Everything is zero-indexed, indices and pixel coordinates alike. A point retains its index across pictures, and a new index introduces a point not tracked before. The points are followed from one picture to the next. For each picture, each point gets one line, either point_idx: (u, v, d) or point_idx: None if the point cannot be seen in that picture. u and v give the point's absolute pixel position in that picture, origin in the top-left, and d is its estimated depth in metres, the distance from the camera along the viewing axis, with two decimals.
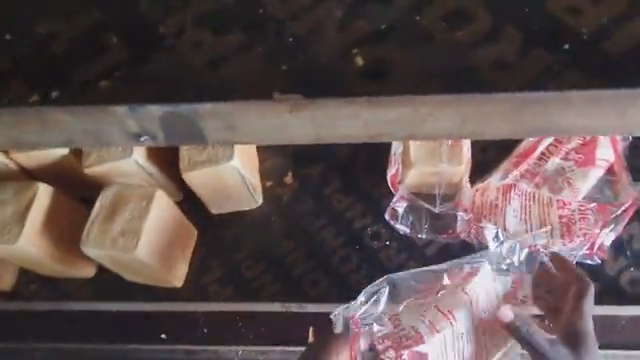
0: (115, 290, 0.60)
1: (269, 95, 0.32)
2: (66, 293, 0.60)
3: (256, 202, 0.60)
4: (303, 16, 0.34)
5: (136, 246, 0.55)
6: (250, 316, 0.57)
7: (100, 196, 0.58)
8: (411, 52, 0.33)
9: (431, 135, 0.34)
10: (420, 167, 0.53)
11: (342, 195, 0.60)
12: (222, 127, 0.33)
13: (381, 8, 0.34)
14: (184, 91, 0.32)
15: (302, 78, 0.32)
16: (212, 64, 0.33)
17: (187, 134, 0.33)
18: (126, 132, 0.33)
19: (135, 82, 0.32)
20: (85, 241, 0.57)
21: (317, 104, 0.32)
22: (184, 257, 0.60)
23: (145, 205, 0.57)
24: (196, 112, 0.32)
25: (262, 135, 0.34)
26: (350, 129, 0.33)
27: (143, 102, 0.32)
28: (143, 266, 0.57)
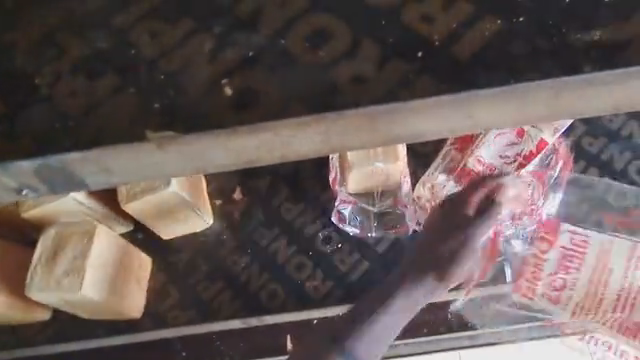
0: (86, 324, 0.71)
1: (143, 134, 0.34)
2: (39, 335, 0.70)
3: (207, 222, 0.72)
4: (173, 52, 0.36)
5: (80, 283, 0.62)
6: (220, 333, 0.70)
7: (40, 241, 0.63)
8: (274, 77, 0.34)
9: (302, 155, 0.35)
10: (357, 167, 0.66)
11: (291, 204, 0.74)
12: (95, 171, 0.35)
13: (248, 35, 0.36)
14: (58, 140, 0.34)
15: (174, 115, 0.34)
16: (87, 109, 0.35)
17: (65, 183, 0.36)
18: (5, 187, 0.35)
19: (10, 138, 0.35)
20: (30, 284, 0.62)
21: (186, 141, 0.33)
22: (137, 288, 0.70)
23: (86, 241, 0.63)
24: (64, 162, 0.34)
25: (140, 174, 0.35)
26: (218, 157, 0.34)
27: (14, 159, 0.34)
28: (91, 301, 0.64)
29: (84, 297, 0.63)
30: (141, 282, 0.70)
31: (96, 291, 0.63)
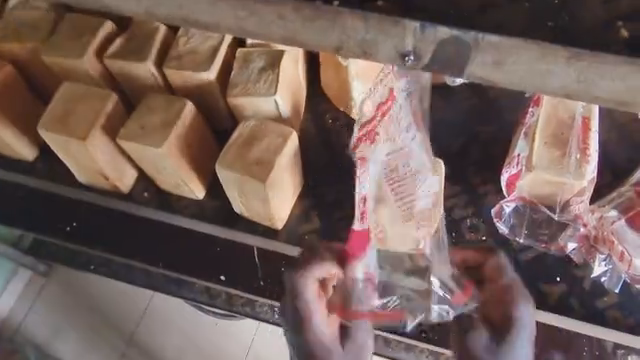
0: (226, 218, 0.78)
1: (523, 33, 0.38)
2: (187, 208, 0.78)
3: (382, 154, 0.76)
4: (504, 6, 0.39)
5: (268, 176, 0.65)
6: None
7: (240, 126, 0.68)
8: (602, 38, 0.37)
9: (607, 93, 0.38)
10: (541, 172, 0.67)
11: (449, 183, 0.76)
12: (435, 52, 0.39)
13: (574, 17, 0.38)
14: (420, 9, 0.39)
15: (536, 32, 0.38)
16: (421, 25, 0.38)
17: (430, 53, 0.39)
18: (330, 36, 0.40)
19: (347, 5, 0.39)
20: (221, 161, 0.67)
21: (544, 45, 0.37)
22: (289, 202, 0.75)
23: (282, 141, 0.67)
24: (432, 31, 0.38)
25: (495, 78, 0.40)
26: (558, 80, 0.38)
27: (371, 9, 0.38)
28: (263, 196, 0.68)
29: (261, 190, 0.66)
30: (291, 200, 0.76)
31: (272, 189, 0.67)
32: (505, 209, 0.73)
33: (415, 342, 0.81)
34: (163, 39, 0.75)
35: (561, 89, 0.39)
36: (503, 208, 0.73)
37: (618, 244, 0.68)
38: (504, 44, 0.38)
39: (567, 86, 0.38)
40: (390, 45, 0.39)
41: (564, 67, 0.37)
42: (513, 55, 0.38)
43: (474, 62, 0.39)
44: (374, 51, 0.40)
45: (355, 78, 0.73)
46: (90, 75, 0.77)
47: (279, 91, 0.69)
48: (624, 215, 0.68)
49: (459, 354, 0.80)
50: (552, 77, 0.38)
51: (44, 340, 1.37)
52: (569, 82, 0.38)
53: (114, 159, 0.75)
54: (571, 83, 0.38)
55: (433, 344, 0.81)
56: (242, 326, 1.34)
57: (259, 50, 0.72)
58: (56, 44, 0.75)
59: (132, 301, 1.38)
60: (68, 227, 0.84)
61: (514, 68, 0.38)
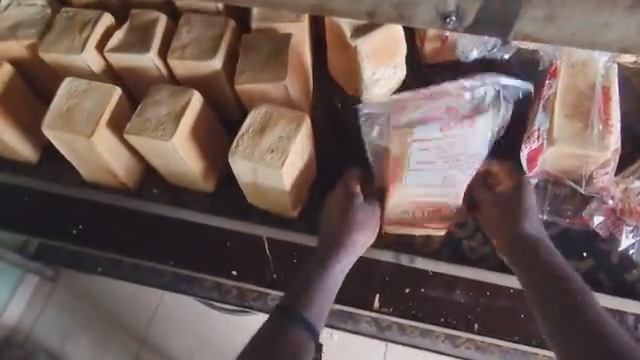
0: (240, 211, 0.76)
1: None
2: (199, 202, 0.77)
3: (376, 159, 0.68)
4: None
5: (283, 163, 0.63)
6: (377, 263, 0.76)
7: (253, 113, 0.65)
8: None
9: None
10: (562, 144, 0.65)
11: None
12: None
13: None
14: None
15: None
16: None
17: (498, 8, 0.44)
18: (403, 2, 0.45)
19: None
20: (233, 151, 0.65)
21: None
22: (304, 190, 0.74)
23: (294, 128, 0.65)
24: None
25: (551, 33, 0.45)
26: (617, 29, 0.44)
27: None
28: (278, 185, 0.66)
29: (277, 179, 0.65)
30: (306, 187, 0.74)
31: (287, 178, 0.65)
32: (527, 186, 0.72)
33: (436, 328, 0.76)
34: (163, 28, 0.72)
35: (618, 42, 0.45)
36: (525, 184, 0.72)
37: None
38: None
39: (626, 36, 0.44)
40: (430, 7, 0.45)
41: (623, 19, 0.43)
42: (567, 9, 0.43)
43: (523, 20, 0.44)
44: (414, 11, 0.46)
45: (366, 60, 0.71)
46: (90, 71, 0.74)
47: (288, 75, 0.67)
48: None
49: (482, 338, 0.75)
50: (608, 28, 0.44)
51: (55, 344, 1.34)
52: (629, 32, 0.44)
53: (120, 154, 0.73)
54: (631, 36, 0.44)
55: (453, 329, 0.75)
56: (253, 322, 1.33)
57: (264, 35, 0.70)
58: (53, 40, 0.73)
59: (143, 300, 1.37)
60: (74, 230, 0.81)
61: (570, 22, 0.44)
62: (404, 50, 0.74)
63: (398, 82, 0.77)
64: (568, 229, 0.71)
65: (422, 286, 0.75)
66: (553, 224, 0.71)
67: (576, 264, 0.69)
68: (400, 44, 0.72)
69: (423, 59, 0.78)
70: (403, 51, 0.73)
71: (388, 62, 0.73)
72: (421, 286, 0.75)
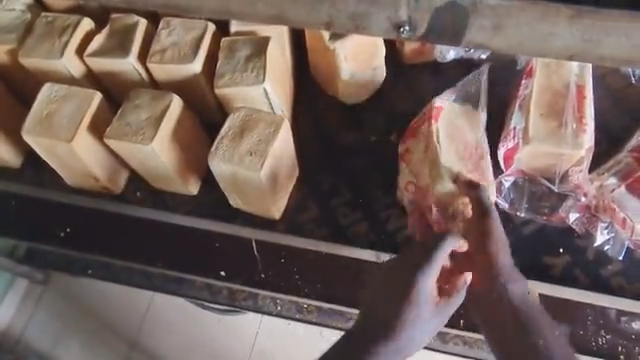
0: (223, 213, 0.77)
1: None
2: (180, 204, 0.77)
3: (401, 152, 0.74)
4: None
5: (261, 166, 0.64)
6: None
7: (232, 116, 0.66)
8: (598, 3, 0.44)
9: (599, 57, 0.46)
10: (538, 142, 0.66)
11: None
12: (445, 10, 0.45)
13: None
14: None
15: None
16: None
17: (451, 20, 0.45)
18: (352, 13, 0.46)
19: None
20: (213, 155, 0.65)
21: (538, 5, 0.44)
22: (286, 192, 0.75)
23: (273, 131, 0.65)
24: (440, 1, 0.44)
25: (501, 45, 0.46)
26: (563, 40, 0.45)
27: None
28: (257, 187, 0.66)
29: (256, 181, 0.65)
30: (288, 187, 0.75)
31: (265, 180, 0.65)
32: (504, 184, 0.73)
33: None
34: (143, 33, 0.73)
35: (565, 49, 0.45)
36: (502, 183, 0.73)
37: (619, 213, 0.69)
38: (503, 8, 0.44)
39: (570, 46, 0.45)
40: (383, 19, 0.46)
41: (567, 27, 0.44)
42: (513, 18, 0.44)
43: (472, 31, 0.46)
44: (368, 22, 0.46)
45: (344, 61, 0.73)
46: (71, 75, 0.74)
47: (267, 78, 0.67)
48: (624, 183, 0.68)
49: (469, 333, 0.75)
50: (554, 38, 0.45)
51: (46, 346, 1.35)
52: (573, 40, 0.44)
53: (102, 158, 0.73)
54: (575, 43, 0.45)
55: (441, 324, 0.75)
56: (245, 321, 1.33)
57: (243, 38, 0.70)
58: (33, 45, 0.73)
59: (132, 302, 1.36)
60: (61, 232, 0.80)
61: (514, 32, 0.45)
62: (382, 51, 0.75)
63: (378, 83, 0.78)
64: (545, 226, 0.71)
65: None
66: (531, 221, 0.72)
67: (553, 260, 0.70)
68: (379, 47, 0.74)
69: (402, 60, 0.80)
70: (381, 54, 0.75)
71: (367, 64, 0.74)
72: None
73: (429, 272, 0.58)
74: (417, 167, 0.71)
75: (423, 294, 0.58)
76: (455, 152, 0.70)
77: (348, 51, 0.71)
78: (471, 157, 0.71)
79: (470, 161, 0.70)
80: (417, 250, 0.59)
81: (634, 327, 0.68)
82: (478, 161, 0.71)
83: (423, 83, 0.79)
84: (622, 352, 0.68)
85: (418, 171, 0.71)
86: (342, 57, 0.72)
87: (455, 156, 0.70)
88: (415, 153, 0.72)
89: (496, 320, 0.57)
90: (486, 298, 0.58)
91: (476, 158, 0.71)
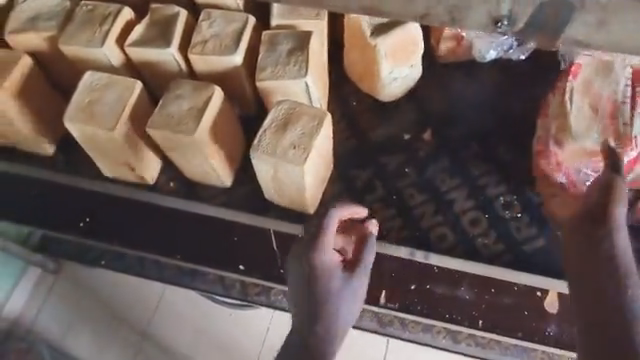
0: (257, 205, 0.77)
1: None
2: (213, 196, 0.78)
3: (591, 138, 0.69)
4: None
5: (306, 159, 0.64)
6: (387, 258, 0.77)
7: (276, 108, 0.66)
8: None
9: None
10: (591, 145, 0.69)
11: (480, 162, 0.76)
12: None
13: None
14: None
15: None
16: None
17: None
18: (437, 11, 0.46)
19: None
20: (256, 146, 0.65)
21: None
22: (321, 186, 0.75)
23: (317, 124, 0.66)
24: None
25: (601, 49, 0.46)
26: None
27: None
28: (298, 180, 0.66)
29: (298, 174, 0.65)
30: (323, 182, 0.75)
31: (307, 173, 0.65)
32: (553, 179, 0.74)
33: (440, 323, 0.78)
34: (184, 23, 0.73)
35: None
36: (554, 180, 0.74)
37: None
38: None
39: None
40: (482, 12, 0.38)
41: None
42: None
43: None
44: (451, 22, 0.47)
45: (383, 59, 0.73)
46: (110, 64, 0.75)
47: (309, 73, 0.68)
48: None
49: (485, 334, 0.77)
50: None
51: (57, 335, 1.35)
52: None
53: (139, 148, 0.73)
54: None
55: (456, 324, 0.77)
56: (258, 315, 1.33)
57: (285, 31, 0.71)
58: (74, 32, 0.73)
59: (143, 294, 1.37)
60: (82, 223, 0.83)
61: (610, 42, 0.43)
62: (420, 50, 0.75)
63: (413, 80, 0.79)
64: None
65: (428, 283, 0.78)
66: None
67: None
68: (418, 45, 0.74)
69: (437, 59, 0.80)
70: (420, 52, 0.75)
71: (406, 61, 0.75)
72: (427, 283, 0.77)
73: (324, 247, 0.62)
74: (547, 146, 0.72)
75: (324, 266, 0.62)
76: (589, 111, 0.69)
77: (390, 47, 0.72)
78: (609, 123, 0.68)
79: (605, 112, 0.68)
80: (313, 226, 0.63)
81: None
82: (613, 105, 0.68)
83: (458, 82, 0.79)
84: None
85: (552, 151, 0.71)
86: (386, 52, 0.72)
87: (588, 111, 0.69)
88: (549, 114, 0.72)
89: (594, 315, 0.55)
90: (591, 303, 0.55)
91: (610, 106, 0.68)
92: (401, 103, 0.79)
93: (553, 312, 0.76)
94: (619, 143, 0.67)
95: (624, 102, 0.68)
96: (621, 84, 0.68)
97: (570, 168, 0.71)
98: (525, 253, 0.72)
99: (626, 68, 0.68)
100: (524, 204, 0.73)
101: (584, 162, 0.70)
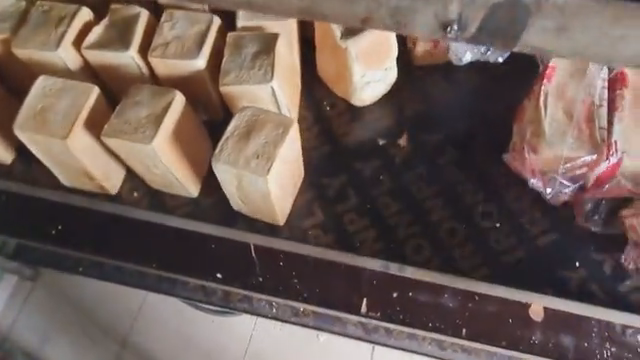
0: (225, 216, 0.73)
1: None
2: (178, 206, 0.74)
3: (567, 144, 0.66)
4: None
5: (269, 170, 0.60)
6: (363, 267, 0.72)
7: (239, 115, 0.63)
8: None
9: None
10: (565, 150, 0.66)
11: (457, 169, 0.72)
12: (503, 15, 0.41)
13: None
14: None
15: None
16: None
17: (506, 22, 0.42)
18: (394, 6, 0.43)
19: None
20: (218, 155, 0.62)
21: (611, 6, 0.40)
22: (292, 195, 0.72)
23: (281, 133, 0.62)
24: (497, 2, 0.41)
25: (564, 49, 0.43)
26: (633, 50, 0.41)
27: None
28: (263, 192, 0.63)
29: (262, 185, 0.62)
30: (293, 191, 0.71)
31: (271, 184, 0.62)
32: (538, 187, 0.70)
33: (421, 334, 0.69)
34: (145, 25, 0.69)
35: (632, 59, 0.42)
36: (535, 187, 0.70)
37: None
38: (570, 7, 0.40)
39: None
40: None
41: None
42: (581, 18, 0.41)
43: (531, 31, 0.42)
44: (411, 19, 0.43)
45: (356, 62, 0.69)
46: (67, 68, 0.70)
47: (275, 77, 0.64)
48: None
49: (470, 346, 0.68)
50: (624, 43, 0.41)
51: (31, 344, 1.26)
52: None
53: (98, 156, 0.69)
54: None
55: (439, 334, 0.68)
56: (238, 322, 1.26)
57: (250, 33, 0.67)
58: (28, 34, 0.69)
59: (122, 301, 1.29)
60: (53, 230, 0.75)
61: (580, 36, 0.41)
62: (394, 52, 0.72)
63: (388, 84, 0.75)
64: (559, 238, 0.69)
65: (411, 290, 0.69)
66: (546, 232, 0.69)
67: (569, 274, 0.67)
68: (392, 48, 0.71)
69: (413, 62, 0.77)
70: (393, 55, 0.72)
71: (380, 65, 0.71)
72: (409, 290, 0.69)
73: None
74: (523, 153, 0.69)
75: None
76: (564, 115, 0.67)
77: (362, 50, 0.68)
78: (585, 127, 0.66)
79: (580, 115, 0.67)
80: None
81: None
82: (589, 108, 0.67)
83: (436, 86, 0.76)
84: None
85: (528, 158, 0.68)
86: (359, 56, 0.69)
87: (562, 116, 0.67)
88: (524, 120, 0.69)
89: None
90: None
91: (586, 110, 0.67)
92: (376, 108, 0.76)
93: (538, 320, 0.67)
94: (595, 150, 0.66)
95: (600, 106, 0.67)
96: (598, 88, 0.67)
97: (544, 175, 0.69)
98: (504, 264, 0.68)
99: (601, 70, 0.67)
100: (504, 213, 0.70)
101: (560, 170, 0.68)
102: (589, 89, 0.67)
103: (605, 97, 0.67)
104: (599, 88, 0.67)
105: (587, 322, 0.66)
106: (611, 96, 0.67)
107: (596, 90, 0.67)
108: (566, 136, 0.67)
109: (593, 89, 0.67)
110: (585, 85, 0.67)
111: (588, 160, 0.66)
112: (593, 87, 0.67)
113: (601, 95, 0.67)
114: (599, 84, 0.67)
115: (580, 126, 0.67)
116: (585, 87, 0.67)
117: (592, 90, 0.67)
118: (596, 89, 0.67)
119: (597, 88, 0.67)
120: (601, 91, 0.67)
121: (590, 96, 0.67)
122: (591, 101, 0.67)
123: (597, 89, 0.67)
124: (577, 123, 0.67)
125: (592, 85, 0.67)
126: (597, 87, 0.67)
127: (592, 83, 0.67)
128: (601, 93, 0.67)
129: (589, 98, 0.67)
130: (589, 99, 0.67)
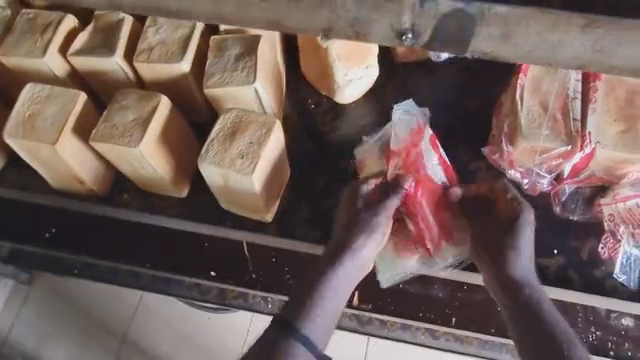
0: (214, 215, 0.75)
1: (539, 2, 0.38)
2: (168, 207, 0.76)
3: (542, 137, 0.67)
4: None
5: (253, 169, 0.62)
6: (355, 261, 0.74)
7: (223, 118, 0.65)
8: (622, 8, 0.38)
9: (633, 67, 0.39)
10: (541, 141, 0.68)
11: None
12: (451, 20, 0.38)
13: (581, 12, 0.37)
14: None
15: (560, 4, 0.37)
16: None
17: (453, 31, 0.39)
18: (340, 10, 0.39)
19: None
20: (203, 157, 0.64)
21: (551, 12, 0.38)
22: (279, 193, 0.74)
23: (264, 133, 0.64)
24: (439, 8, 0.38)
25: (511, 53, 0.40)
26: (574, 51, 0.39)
27: None
28: (248, 190, 0.65)
29: (247, 184, 0.64)
30: (280, 188, 0.73)
31: (257, 183, 0.64)
32: (517, 177, 0.73)
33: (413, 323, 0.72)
34: (129, 30, 0.70)
35: (575, 60, 0.40)
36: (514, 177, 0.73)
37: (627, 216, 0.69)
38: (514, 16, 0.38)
39: (582, 56, 0.39)
40: None
41: (579, 37, 0.38)
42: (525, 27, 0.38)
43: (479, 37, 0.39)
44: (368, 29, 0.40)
45: (336, 62, 0.71)
46: (54, 74, 0.72)
47: (259, 79, 0.66)
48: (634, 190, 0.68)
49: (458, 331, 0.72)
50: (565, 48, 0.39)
51: (31, 345, 1.27)
52: (585, 51, 0.39)
53: (88, 160, 0.71)
54: (586, 54, 0.39)
55: (430, 324, 0.72)
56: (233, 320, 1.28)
57: (233, 36, 0.68)
58: (14, 43, 0.70)
59: (119, 301, 1.30)
60: (46, 233, 0.77)
61: (524, 41, 0.39)
62: (374, 51, 0.73)
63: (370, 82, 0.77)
64: (538, 226, 0.71)
65: (401, 282, 0.73)
66: None
67: (547, 261, 0.70)
68: (371, 47, 0.72)
69: (395, 59, 0.78)
70: (373, 53, 0.73)
71: (359, 63, 0.73)
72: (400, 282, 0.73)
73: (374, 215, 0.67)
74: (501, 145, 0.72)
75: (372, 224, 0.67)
76: (539, 107, 0.69)
77: (342, 51, 0.70)
78: (559, 118, 0.68)
79: (554, 107, 0.69)
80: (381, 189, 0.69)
81: (623, 323, 0.68)
82: (564, 100, 0.69)
83: (418, 82, 0.78)
84: (612, 348, 0.68)
85: (505, 150, 0.71)
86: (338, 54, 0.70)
87: (537, 108, 0.69)
88: (503, 112, 0.72)
89: (535, 317, 0.59)
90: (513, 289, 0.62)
91: (561, 102, 0.69)
92: (359, 105, 0.77)
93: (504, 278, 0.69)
94: (569, 141, 0.67)
95: (574, 98, 0.69)
96: (572, 80, 0.69)
97: (522, 167, 0.72)
98: None
99: None
100: None
101: (536, 161, 0.70)
102: (565, 82, 0.69)
103: (580, 89, 0.69)
104: (574, 81, 0.69)
105: (568, 309, 0.68)
106: (585, 87, 0.69)
107: (571, 82, 0.69)
108: (542, 127, 0.68)
109: (569, 81, 0.69)
110: (560, 78, 0.69)
111: (564, 151, 0.68)
112: (568, 79, 0.69)
113: (576, 87, 0.69)
114: (574, 77, 0.69)
115: (555, 118, 0.68)
116: (560, 79, 0.69)
117: (569, 82, 0.69)
118: (571, 81, 0.69)
119: (573, 80, 0.69)
120: (576, 83, 0.69)
121: (565, 88, 0.69)
122: (565, 91, 0.69)
123: (572, 81, 0.69)
124: (552, 115, 0.68)
125: (568, 77, 0.69)
126: (573, 79, 0.69)
127: (568, 76, 0.69)
128: (576, 85, 0.69)
129: (564, 91, 0.69)
130: (564, 91, 0.69)
